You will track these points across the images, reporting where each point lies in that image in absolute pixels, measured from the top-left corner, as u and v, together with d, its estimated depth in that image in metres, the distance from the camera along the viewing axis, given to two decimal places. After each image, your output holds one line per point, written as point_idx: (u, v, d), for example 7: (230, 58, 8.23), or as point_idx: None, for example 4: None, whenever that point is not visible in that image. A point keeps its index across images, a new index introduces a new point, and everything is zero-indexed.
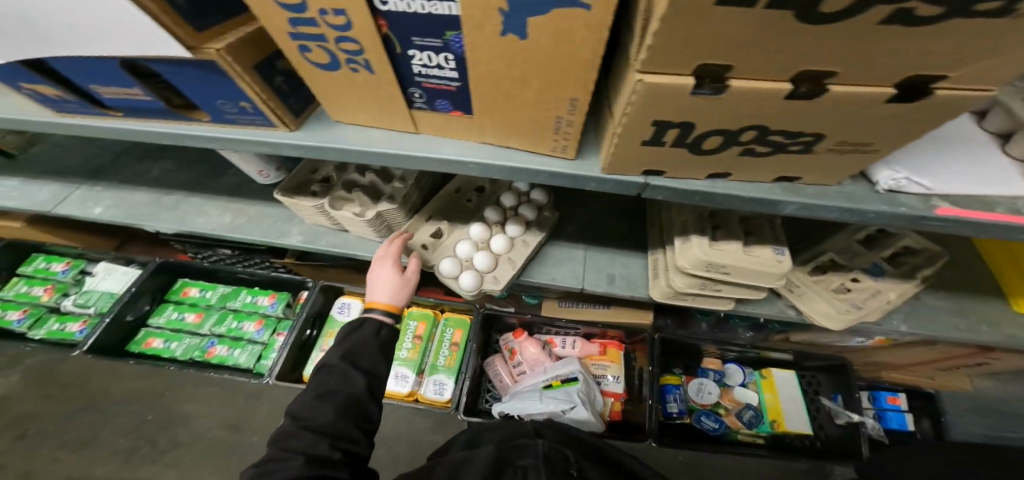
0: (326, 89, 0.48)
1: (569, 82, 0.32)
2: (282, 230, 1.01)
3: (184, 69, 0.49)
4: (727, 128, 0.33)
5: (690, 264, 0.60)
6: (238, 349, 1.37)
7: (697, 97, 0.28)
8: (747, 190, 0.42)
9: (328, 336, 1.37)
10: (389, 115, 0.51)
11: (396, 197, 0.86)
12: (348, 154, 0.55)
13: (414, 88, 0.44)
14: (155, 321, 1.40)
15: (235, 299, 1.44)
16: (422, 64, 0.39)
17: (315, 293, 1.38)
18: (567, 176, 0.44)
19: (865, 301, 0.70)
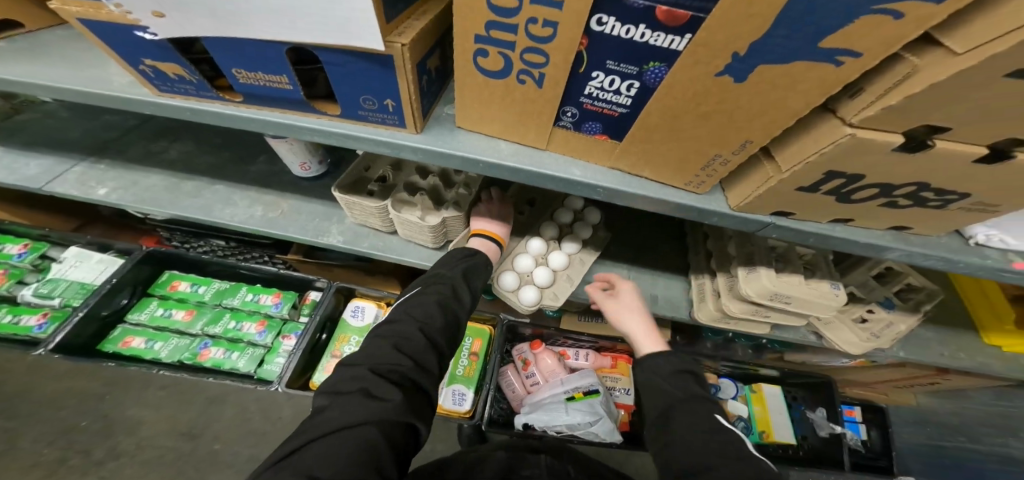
0: (480, 100, 0.54)
1: (751, 126, 0.40)
2: (321, 228, 1.01)
3: (349, 60, 0.50)
4: (890, 183, 0.38)
5: (756, 293, 0.71)
6: (236, 352, 1.27)
7: (892, 153, 0.34)
8: (862, 237, 0.48)
9: (340, 341, 1.28)
10: (525, 129, 0.56)
11: (461, 204, 0.93)
12: (480, 165, 0.59)
13: (571, 107, 0.50)
14: (134, 317, 1.29)
15: (233, 297, 1.35)
16: (598, 87, 0.45)
17: (327, 294, 1.32)
18: (694, 209, 0.53)
19: (881, 331, 0.85)
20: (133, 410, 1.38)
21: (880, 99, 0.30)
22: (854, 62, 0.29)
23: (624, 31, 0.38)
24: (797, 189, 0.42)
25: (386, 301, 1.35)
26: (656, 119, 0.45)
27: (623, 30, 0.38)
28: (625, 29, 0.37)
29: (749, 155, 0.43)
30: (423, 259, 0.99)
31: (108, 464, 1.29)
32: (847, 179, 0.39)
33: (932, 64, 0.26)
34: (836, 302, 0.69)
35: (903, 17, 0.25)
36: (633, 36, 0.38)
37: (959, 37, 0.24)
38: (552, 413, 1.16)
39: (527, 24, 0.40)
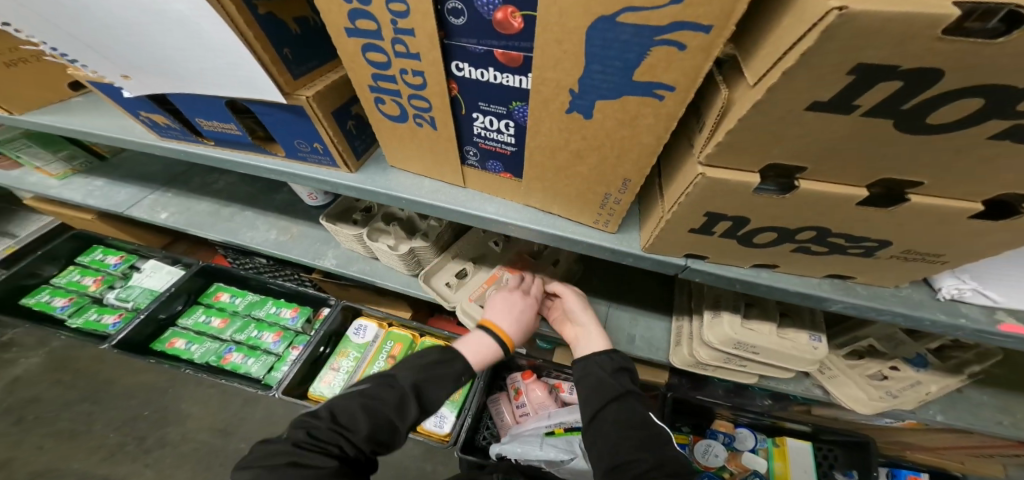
0: (399, 144, 0.53)
1: (623, 163, 0.37)
2: (319, 251, 0.94)
3: (272, 111, 0.54)
4: (787, 227, 0.33)
5: (719, 341, 0.63)
6: (252, 358, 1.19)
7: (762, 194, 0.30)
8: (793, 284, 0.41)
9: (341, 357, 1.10)
10: (440, 167, 0.54)
11: (430, 234, 0.78)
12: (402, 202, 0.56)
13: (470, 146, 0.48)
14: (182, 322, 1.26)
15: (262, 308, 1.28)
16: (482, 127, 0.44)
17: (335, 311, 1.14)
18: (606, 250, 0.46)
19: (902, 391, 0.68)
20: (185, 406, 1.41)
21: (713, 138, 0.27)
22: (675, 95, 0.28)
23: (479, 74, 0.38)
24: (690, 231, 0.38)
25: (390, 322, 1.14)
26: (541, 158, 0.42)
27: (478, 72, 0.38)
28: (479, 72, 0.38)
29: (637, 193, 0.39)
30: (404, 285, 0.83)
31: (154, 452, 1.32)
32: (734, 222, 0.34)
33: (738, 99, 0.24)
34: (814, 356, 0.59)
35: (686, 47, 0.25)
36: (489, 78, 0.38)
37: (751, 65, 0.23)
38: (526, 446, 1.05)
39: (400, 73, 0.41)
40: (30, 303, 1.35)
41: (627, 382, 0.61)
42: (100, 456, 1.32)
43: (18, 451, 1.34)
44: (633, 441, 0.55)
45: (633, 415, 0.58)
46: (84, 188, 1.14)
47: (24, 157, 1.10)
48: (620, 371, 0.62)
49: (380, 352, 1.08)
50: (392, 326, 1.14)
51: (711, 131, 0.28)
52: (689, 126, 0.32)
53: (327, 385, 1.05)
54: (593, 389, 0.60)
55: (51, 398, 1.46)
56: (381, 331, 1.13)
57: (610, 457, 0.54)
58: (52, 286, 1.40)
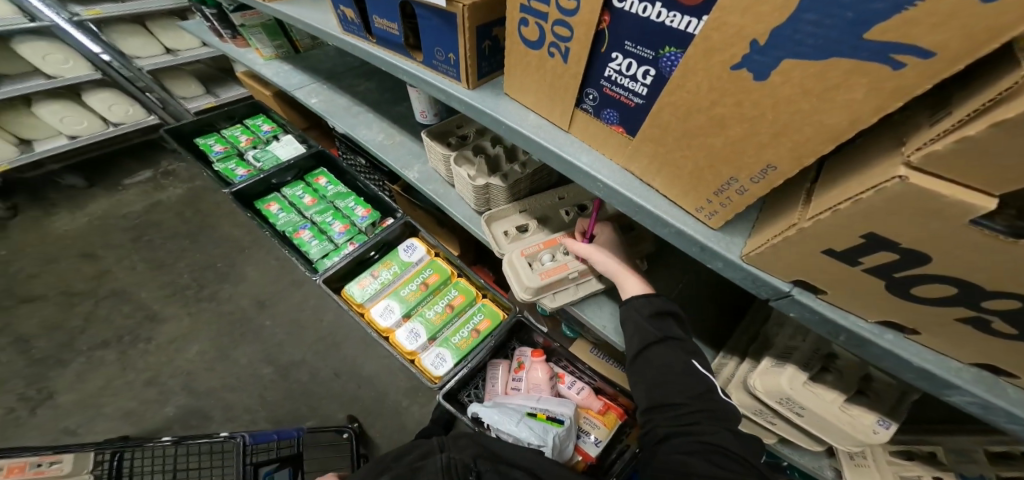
0: (521, 70, 0.48)
1: (776, 144, 0.29)
2: (408, 163, 0.89)
3: (430, 17, 0.50)
4: (973, 284, 0.25)
5: (764, 389, 0.57)
6: (316, 240, 1.18)
7: (977, 229, 0.21)
8: (921, 359, 0.33)
9: (382, 266, 1.09)
10: (550, 104, 0.48)
11: (509, 178, 0.71)
12: (501, 129, 0.51)
13: (591, 89, 0.42)
14: (285, 190, 1.29)
15: (344, 200, 1.27)
16: (616, 70, 0.38)
17: (396, 224, 1.14)
18: (695, 243, 0.40)
19: None
20: (248, 269, 1.50)
21: (951, 131, 0.19)
22: (923, 64, 0.19)
23: (641, 9, 0.32)
24: (822, 251, 0.30)
25: (438, 252, 1.13)
26: (670, 118, 0.35)
27: (641, 5, 0.32)
28: (642, 7, 0.32)
29: (773, 187, 0.32)
30: (464, 217, 0.78)
31: (201, 303, 1.41)
32: (901, 256, 0.26)
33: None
34: (867, 440, 0.51)
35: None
36: (651, 14, 0.32)
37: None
38: (504, 416, 1.01)
39: None
40: (201, 143, 1.43)
41: (671, 329, 0.58)
42: (164, 291, 1.43)
43: (117, 267, 1.48)
44: (676, 390, 0.55)
45: (674, 362, 0.56)
46: (275, 69, 1.21)
47: (252, 38, 1.21)
48: (662, 316, 0.59)
49: (416, 277, 1.07)
50: (438, 257, 1.13)
51: (952, 124, 0.19)
52: (913, 120, 0.23)
53: (361, 288, 1.05)
54: (632, 333, 0.59)
55: (168, 226, 1.61)
56: (427, 257, 1.12)
57: (651, 395, 0.57)
58: (219, 135, 1.48)
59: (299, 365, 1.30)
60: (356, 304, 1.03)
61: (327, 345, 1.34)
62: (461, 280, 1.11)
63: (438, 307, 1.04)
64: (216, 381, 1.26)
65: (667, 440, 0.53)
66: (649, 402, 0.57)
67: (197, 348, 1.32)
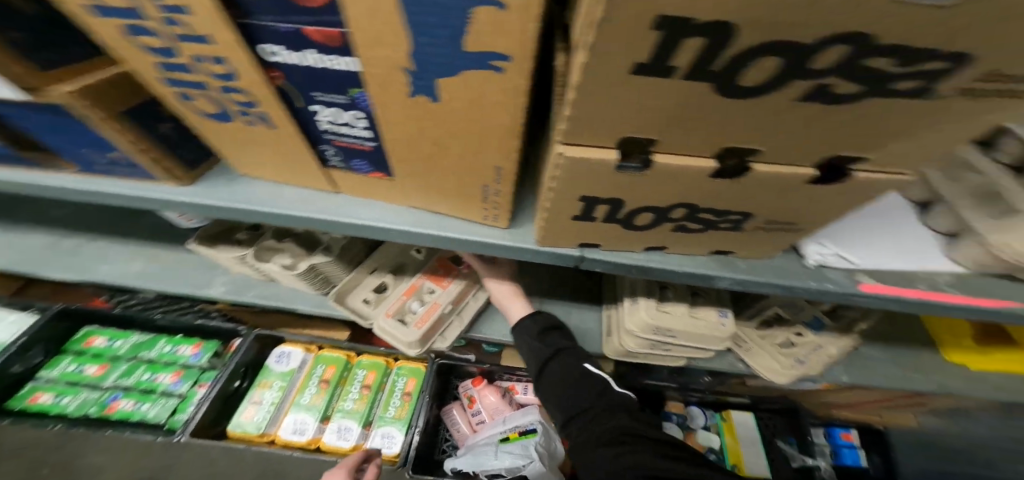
0: (236, 146, 0.42)
1: (490, 149, 0.33)
2: (202, 281, 0.80)
3: (34, 113, 0.37)
4: (657, 205, 0.33)
5: (638, 328, 0.65)
6: (147, 404, 0.99)
7: (626, 171, 0.28)
8: (682, 265, 0.42)
9: (261, 387, 0.98)
10: (298, 171, 0.44)
11: (333, 248, 0.70)
12: (266, 217, 0.46)
13: (325, 145, 0.40)
14: (44, 375, 1.00)
15: (154, 347, 1.06)
16: (329, 121, 0.36)
17: (246, 342, 1.00)
18: (499, 246, 0.43)
19: (806, 355, 0.75)
20: None
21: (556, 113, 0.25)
22: (512, 64, 0.24)
23: (299, 58, 0.29)
24: (572, 218, 0.37)
25: (319, 345, 1.04)
26: (403, 153, 0.36)
27: (296, 55, 0.29)
28: (297, 56, 0.29)
29: (513, 181, 0.36)
30: (314, 306, 0.76)
31: None
32: (610, 204, 0.33)
33: None
34: (720, 333, 0.63)
35: (506, 7, 0.20)
36: (310, 61, 0.29)
37: None
38: (480, 457, 1.02)
39: (196, 60, 0.30)
40: None
41: (558, 340, 0.65)
42: None
43: None
44: (582, 394, 0.60)
45: (569, 370, 0.61)
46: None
47: None
48: (549, 330, 0.66)
49: (312, 378, 0.99)
50: (322, 349, 1.05)
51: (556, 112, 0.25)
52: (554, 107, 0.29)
53: (249, 421, 0.93)
54: (529, 356, 0.65)
55: None
56: (309, 356, 1.03)
57: (563, 408, 0.60)
58: None
59: None
60: (257, 437, 0.92)
61: None
62: (364, 357, 1.04)
63: (355, 393, 0.98)
64: None
65: (581, 440, 0.57)
66: (563, 417, 0.60)
67: None
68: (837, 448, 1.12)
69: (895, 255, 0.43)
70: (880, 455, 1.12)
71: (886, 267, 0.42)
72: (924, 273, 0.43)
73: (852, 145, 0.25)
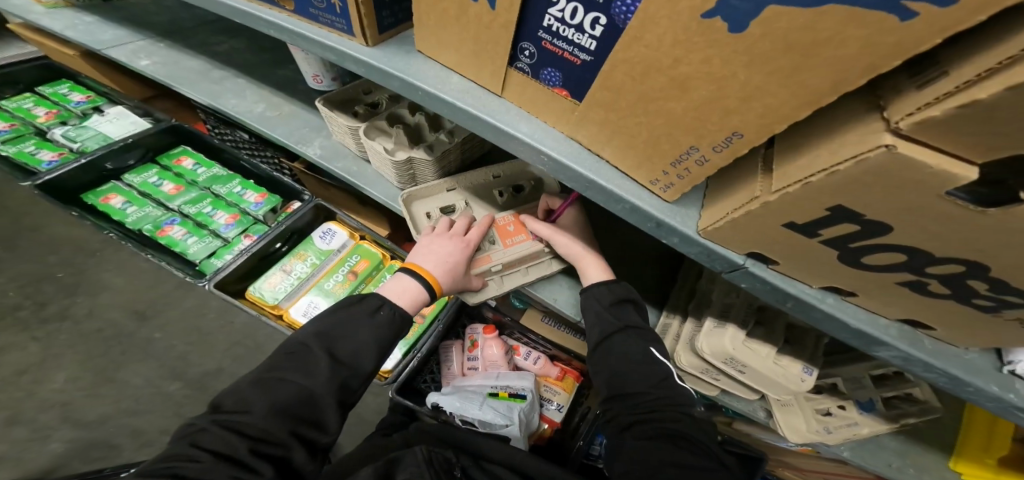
0: (435, 19, 0.39)
1: (746, 110, 0.25)
2: (305, 137, 0.77)
3: None
4: (924, 251, 0.24)
5: (710, 351, 0.58)
6: (194, 237, 0.98)
7: (949, 201, 0.20)
8: (857, 320, 0.34)
9: (296, 258, 0.95)
10: (478, 62, 0.40)
11: (435, 149, 0.64)
12: (417, 95, 0.43)
13: (527, 44, 0.35)
14: (129, 177, 1.04)
15: (224, 184, 1.06)
16: (558, 17, 0.31)
17: (305, 207, 0.99)
18: (651, 219, 0.37)
19: (838, 428, 0.67)
20: (108, 276, 1.18)
21: (955, 94, 0.15)
22: (937, 15, 0.14)
23: None
24: (783, 224, 0.28)
25: (364, 235, 1.00)
26: (623, 78, 0.30)
27: None
28: None
29: (736, 156, 0.28)
30: (386, 197, 0.68)
31: (49, 325, 1.12)
32: (862, 227, 0.25)
33: None
34: (796, 388, 0.55)
35: None
36: None
37: None
38: (466, 402, 1.02)
39: None
40: None
41: (629, 316, 0.60)
42: None
43: None
44: (638, 378, 0.56)
45: (633, 349, 0.57)
46: (70, 22, 0.99)
47: None
48: (621, 303, 0.60)
49: (342, 266, 0.95)
50: (364, 240, 1.00)
51: (956, 85, 0.15)
52: (891, 83, 0.20)
53: (271, 289, 0.91)
54: (593, 322, 0.59)
55: None
56: (351, 242, 0.99)
57: (611, 386, 0.58)
58: None
59: (215, 374, 1.11)
60: (269, 307, 0.89)
61: (248, 348, 1.13)
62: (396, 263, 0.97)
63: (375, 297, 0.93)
64: (109, 407, 1.03)
65: (631, 427, 0.55)
66: (609, 392, 0.59)
67: (65, 376, 1.05)
68: None
69: None
70: None
71: None
72: None
73: None
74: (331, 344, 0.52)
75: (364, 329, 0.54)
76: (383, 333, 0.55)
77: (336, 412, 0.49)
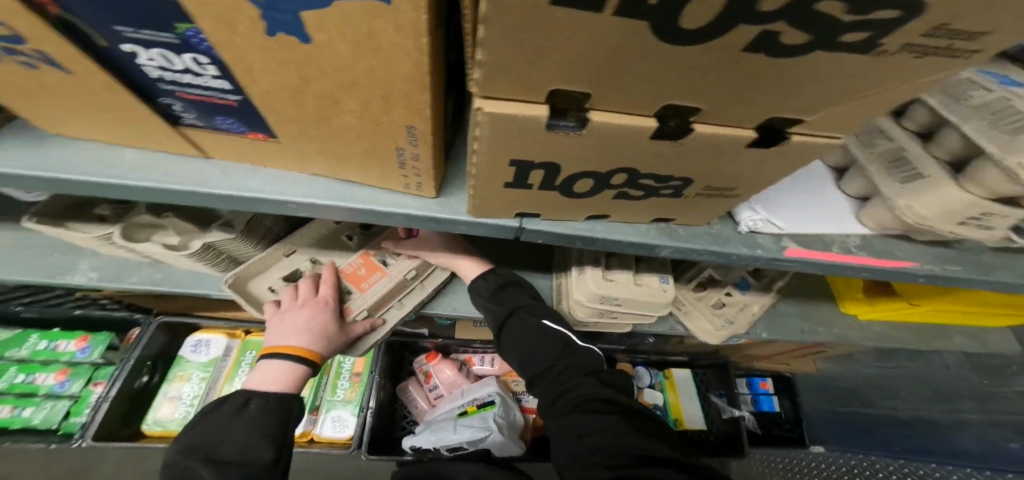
0: (51, 103, 0.31)
1: (396, 108, 0.25)
2: (64, 264, 0.64)
3: None
4: (596, 170, 0.30)
5: (586, 297, 0.64)
6: (25, 410, 0.86)
7: (557, 130, 0.25)
8: (626, 233, 0.41)
9: (180, 379, 0.90)
10: (151, 131, 0.34)
11: (236, 222, 0.55)
12: (111, 190, 0.36)
13: (168, 98, 0.30)
14: None
15: (18, 345, 0.88)
16: (159, 66, 0.26)
17: (149, 331, 0.90)
18: (428, 220, 0.38)
19: (736, 315, 0.77)
20: None
21: None
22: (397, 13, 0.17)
23: None
24: (506, 186, 0.32)
25: (247, 329, 0.95)
26: (289, 111, 0.28)
27: None
28: None
29: (433, 144, 0.29)
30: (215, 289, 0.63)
31: None
32: (544, 170, 0.30)
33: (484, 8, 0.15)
34: (662, 298, 0.64)
35: None
36: None
37: None
38: (439, 432, 1.03)
39: None
40: None
41: (514, 297, 0.64)
42: None
43: None
44: (542, 353, 0.62)
45: (525, 329, 0.62)
46: None
47: None
48: (503, 288, 0.64)
49: (236, 367, 0.90)
50: (250, 333, 0.95)
51: None
52: None
53: (168, 417, 0.87)
54: (487, 316, 0.63)
55: None
56: (236, 342, 0.94)
57: (526, 369, 0.63)
58: None
59: None
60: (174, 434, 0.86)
61: None
62: None
63: None
64: None
65: (552, 402, 0.60)
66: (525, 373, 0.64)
67: None
68: (757, 396, 1.27)
69: (824, 222, 0.44)
70: (789, 399, 1.28)
71: (806, 230, 0.43)
72: (843, 237, 0.45)
73: (789, 107, 0.23)
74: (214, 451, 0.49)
75: (243, 428, 0.51)
76: (267, 423, 0.53)
77: None
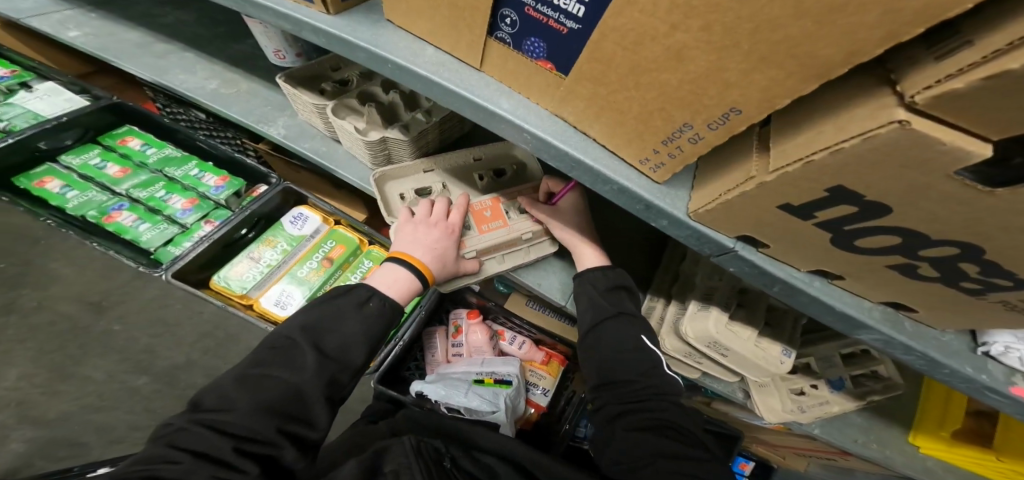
0: None
1: (746, 85, 0.23)
2: (266, 116, 0.73)
3: None
4: (921, 233, 0.24)
5: (694, 334, 0.58)
6: (147, 224, 0.90)
7: (955, 180, 0.19)
8: (844, 304, 0.34)
9: (264, 244, 0.91)
10: (456, 31, 0.37)
11: (411, 128, 0.62)
12: (387, 67, 0.40)
13: (509, 10, 0.32)
14: (66, 159, 0.94)
15: (178, 167, 0.99)
16: None
17: (272, 191, 0.95)
18: (640, 201, 0.35)
19: (812, 407, 0.66)
20: None
21: (977, 65, 0.14)
22: None
23: None
24: (779, 207, 0.27)
25: (338, 220, 0.97)
26: (615, 48, 0.27)
27: None
28: None
29: (735, 133, 0.27)
30: (360, 180, 0.65)
31: None
32: (861, 209, 0.25)
33: None
34: (775, 370, 0.56)
35: None
36: None
37: None
38: (450, 389, 1.02)
39: None
40: None
41: (623, 303, 0.59)
42: None
43: None
44: (630, 367, 0.57)
45: (626, 338, 0.57)
46: None
47: None
48: (615, 290, 0.59)
49: (316, 252, 0.92)
50: (339, 225, 0.97)
51: (982, 55, 0.14)
52: (903, 53, 0.18)
53: (238, 278, 0.86)
54: (587, 308, 0.58)
55: None
56: (325, 227, 0.96)
57: (601, 374, 0.59)
58: None
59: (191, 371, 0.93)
60: (238, 297, 0.85)
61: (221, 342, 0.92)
62: (376, 249, 0.95)
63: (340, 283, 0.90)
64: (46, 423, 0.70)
65: (620, 417, 0.56)
66: (599, 380, 0.60)
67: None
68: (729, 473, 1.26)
69: None
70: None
71: None
72: None
73: None
74: (319, 338, 0.49)
75: (353, 321, 0.51)
76: (374, 324, 0.52)
77: (326, 407, 0.46)
